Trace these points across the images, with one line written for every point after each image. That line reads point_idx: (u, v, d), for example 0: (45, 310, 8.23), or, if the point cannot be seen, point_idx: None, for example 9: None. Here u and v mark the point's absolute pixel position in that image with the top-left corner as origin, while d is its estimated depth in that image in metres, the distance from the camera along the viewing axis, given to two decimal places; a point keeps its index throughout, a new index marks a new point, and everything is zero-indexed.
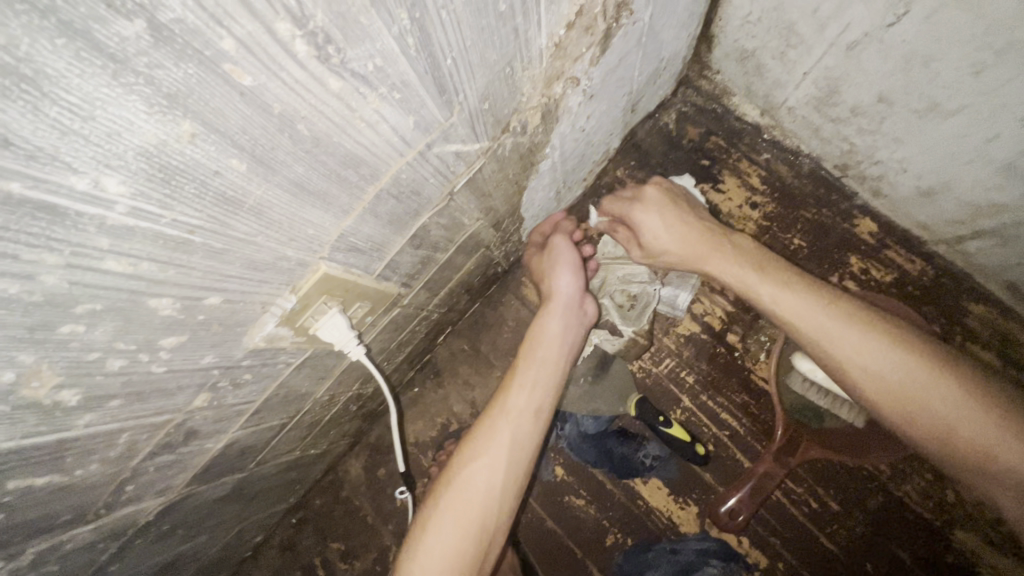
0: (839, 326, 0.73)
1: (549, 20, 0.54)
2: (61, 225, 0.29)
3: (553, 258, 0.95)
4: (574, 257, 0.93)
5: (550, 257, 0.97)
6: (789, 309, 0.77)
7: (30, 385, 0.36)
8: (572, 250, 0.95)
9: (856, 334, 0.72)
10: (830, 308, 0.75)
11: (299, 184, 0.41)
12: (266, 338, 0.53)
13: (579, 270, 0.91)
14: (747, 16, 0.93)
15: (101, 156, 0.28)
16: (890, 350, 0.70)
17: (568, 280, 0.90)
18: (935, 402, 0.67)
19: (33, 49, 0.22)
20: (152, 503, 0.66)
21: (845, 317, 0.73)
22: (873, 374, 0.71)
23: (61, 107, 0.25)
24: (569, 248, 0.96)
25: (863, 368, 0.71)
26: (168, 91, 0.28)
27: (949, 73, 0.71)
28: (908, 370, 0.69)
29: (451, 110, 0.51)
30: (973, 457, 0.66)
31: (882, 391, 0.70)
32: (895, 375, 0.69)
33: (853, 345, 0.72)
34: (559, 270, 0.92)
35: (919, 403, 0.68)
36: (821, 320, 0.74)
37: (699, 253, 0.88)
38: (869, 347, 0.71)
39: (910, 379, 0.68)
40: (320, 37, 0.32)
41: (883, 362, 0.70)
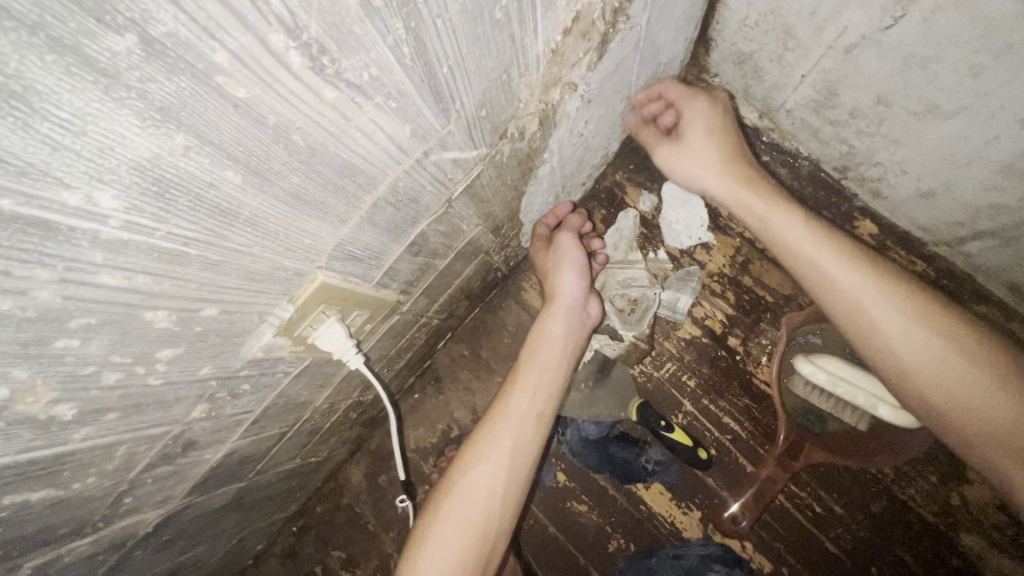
0: (869, 281, 0.69)
1: (546, 27, 0.54)
2: (53, 241, 0.29)
3: (558, 257, 0.96)
4: (580, 258, 0.94)
5: (554, 257, 0.97)
6: (817, 264, 0.73)
7: (24, 401, 0.35)
8: (579, 249, 0.96)
9: (882, 292, 0.67)
10: (860, 262, 0.70)
11: (295, 194, 0.41)
12: (265, 347, 0.53)
13: (583, 272, 0.93)
14: (745, 19, 0.93)
15: (94, 171, 0.28)
16: (916, 310, 0.66)
17: (572, 283, 0.91)
18: (964, 367, 0.62)
19: (22, 66, 0.22)
20: (151, 514, 0.66)
21: (874, 273, 0.69)
22: (900, 335, 0.66)
23: (51, 122, 0.24)
24: (575, 248, 0.96)
25: (891, 329, 0.66)
26: (161, 105, 0.28)
27: (948, 75, 0.71)
28: (937, 330, 0.64)
29: (448, 118, 0.50)
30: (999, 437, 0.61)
31: (911, 353, 0.65)
32: (922, 336, 0.65)
33: (879, 303, 0.67)
34: (563, 271, 0.93)
35: (945, 367, 0.63)
36: (848, 276, 0.70)
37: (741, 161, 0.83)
38: (897, 305, 0.66)
39: (940, 339, 0.64)
40: (314, 47, 0.32)
41: (910, 322, 0.65)
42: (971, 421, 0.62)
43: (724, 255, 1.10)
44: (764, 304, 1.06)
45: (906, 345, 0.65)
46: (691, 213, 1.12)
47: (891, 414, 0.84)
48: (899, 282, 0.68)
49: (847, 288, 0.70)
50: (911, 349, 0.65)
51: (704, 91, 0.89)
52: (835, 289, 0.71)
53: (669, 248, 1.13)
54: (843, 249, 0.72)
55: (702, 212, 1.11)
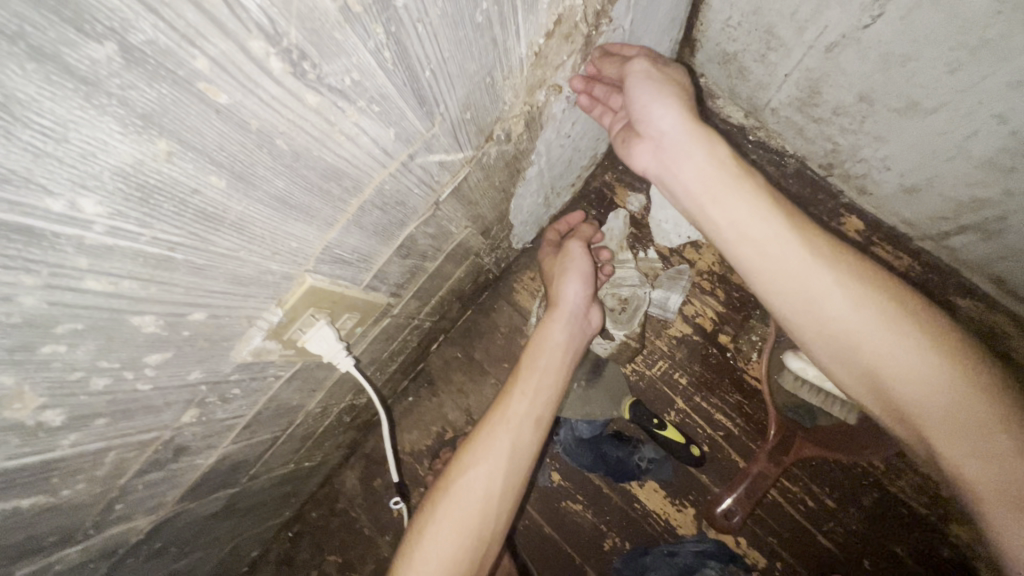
0: (818, 252, 0.59)
1: (529, 30, 0.55)
2: (38, 247, 0.29)
3: (565, 263, 0.97)
4: (586, 267, 0.95)
5: (562, 262, 0.99)
6: (757, 229, 0.61)
7: (11, 407, 0.36)
8: (587, 259, 0.97)
9: (831, 265, 0.58)
10: (808, 230, 0.60)
11: (279, 198, 0.41)
12: (254, 352, 0.53)
13: (587, 281, 0.94)
14: (728, 20, 0.94)
15: (77, 178, 0.28)
16: (869, 287, 0.57)
17: (579, 289, 0.92)
18: (924, 353, 0.53)
19: (2, 75, 0.22)
20: (143, 521, 0.66)
21: (825, 245, 0.60)
22: (849, 313, 0.57)
23: (33, 130, 0.25)
24: (584, 256, 0.97)
25: (840, 307, 0.57)
26: (143, 111, 0.28)
27: (926, 72, 0.72)
28: (892, 310, 0.55)
29: (433, 121, 0.51)
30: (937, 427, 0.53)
31: (861, 334, 0.56)
32: (869, 310, 0.56)
33: (825, 276, 0.58)
34: (569, 277, 0.94)
35: (901, 353, 0.54)
36: (794, 243, 0.59)
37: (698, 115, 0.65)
38: (846, 282, 0.57)
39: (895, 320, 0.55)
40: (295, 53, 0.33)
41: (860, 300, 0.56)
42: (928, 414, 0.53)
43: (713, 253, 1.12)
44: (753, 301, 1.08)
45: (856, 323, 0.56)
46: None
47: None
48: (849, 255, 0.60)
49: (800, 258, 0.59)
50: (862, 328, 0.56)
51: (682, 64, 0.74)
52: (776, 261, 0.60)
53: (658, 247, 1.15)
54: (789, 214, 0.61)
55: None
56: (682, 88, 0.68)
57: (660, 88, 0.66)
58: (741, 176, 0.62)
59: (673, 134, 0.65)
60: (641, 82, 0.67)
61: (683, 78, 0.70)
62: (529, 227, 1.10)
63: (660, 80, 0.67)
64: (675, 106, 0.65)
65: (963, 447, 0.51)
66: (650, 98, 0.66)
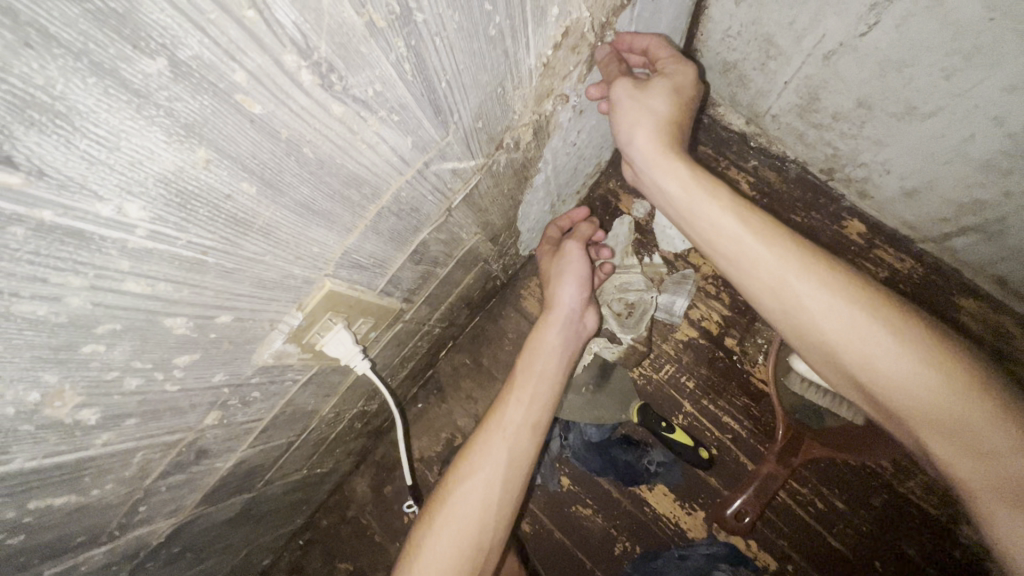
0: (791, 263, 0.61)
1: (537, 43, 0.57)
2: (86, 249, 0.31)
3: (562, 265, 0.97)
4: (583, 269, 0.95)
5: (559, 262, 0.98)
6: (729, 241, 0.65)
7: (52, 405, 0.37)
8: (584, 260, 0.97)
9: (804, 271, 0.60)
10: (782, 242, 0.62)
11: (304, 205, 0.43)
12: (275, 354, 0.55)
13: (583, 284, 0.94)
14: (727, 30, 0.96)
15: (124, 184, 0.30)
16: (843, 289, 0.58)
17: (573, 292, 0.93)
18: (898, 352, 0.54)
19: (67, 88, 0.24)
20: (164, 523, 0.67)
21: (799, 254, 0.61)
22: (825, 320, 0.58)
23: (90, 139, 0.27)
24: (581, 257, 0.97)
25: (815, 311, 0.59)
26: (186, 121, 0.30)
27: (922, 77, 0.74)
28: (869, 314, 0.56)
29: (447, 130, 0.53)
30: (924, 425, 0.54)
31: (839, 341, 0.58)
32: (844, 314, 0.57)
33: (799, 283, 0.60)
34: (565, 279, 0.94)
35: (880, 358, 0.55)
36: (766, 253, 0.62)
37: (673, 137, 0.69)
38: (821, 287, 0.59)
39: (873, 325, 0.56)
40: (324, 66, 0.35)
41: (836, 305, 0.58)
42: (914, 413, 0.54)
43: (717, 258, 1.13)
44: None
45: (833, 329, 0.58)
46: None
47: None
48: (826, 263, 0.61)
49: (773, 271, 0.62)
50: (838, 334, 0.57)
51: (693, 66, 0.71)
52: (753, 273, 0.63)
53: (663, 253, 1.16)
54: (763, 228, 0.64)
55: None
56: (659, 114, 0.68)
57: (637, 113, 0.69)
58: (713, 192, 0.66)
59: (640, 160, 0.71)
60: (622, 105, 0.70)
61: (669, 96, 0.69)
62: (536, 234, 1.12)
63: (639, 103, 0.68)
64: (648, 132, 0.69)
65: (950, 443, 0.52)
66: (624, 122, 0.70)
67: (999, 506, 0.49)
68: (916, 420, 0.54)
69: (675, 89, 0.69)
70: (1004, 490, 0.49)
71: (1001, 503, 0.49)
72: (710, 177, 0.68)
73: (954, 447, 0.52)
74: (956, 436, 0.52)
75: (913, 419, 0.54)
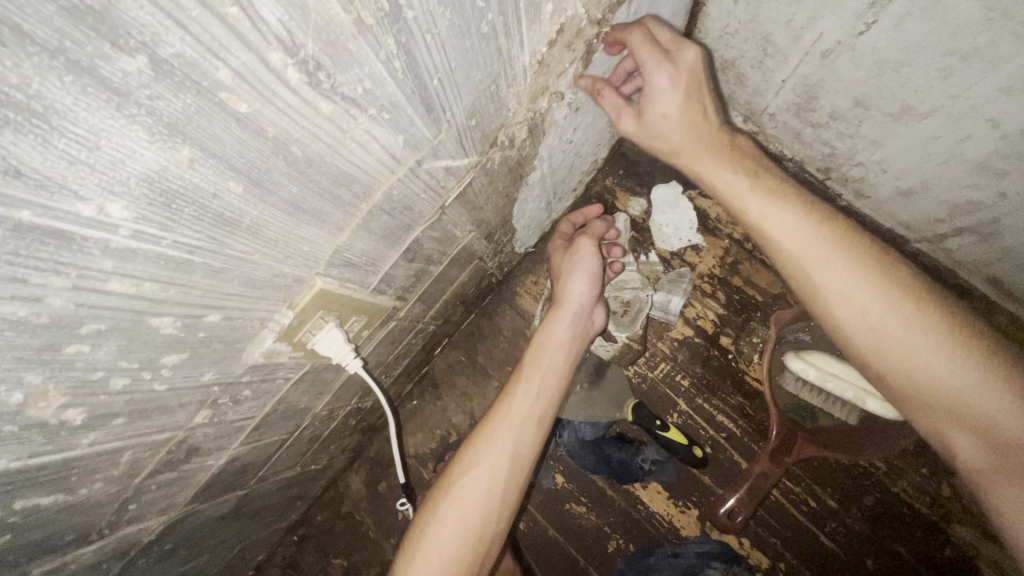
0: (816, 250, 0.60)
1: (531, 40, 0.56)
2: (67, 249, 0.30)
3: (573, 261, 0.96)
4: (595, 266, 0.93)
5: (570, 259, 0.97)
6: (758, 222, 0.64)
7: (36, 406, 0.37)
8: (596, 257, 0.96)
9: (836, 253, 0.59)
10: (807, 227, 0.61)
11: (294, 204, 0.43)
12: (265, 353, 0.55)
13: (594, 281, 0.93)
14: (725, 27, 0.95)
15: (106, 184, 0.29)
16: (872, 274, 0.58)
17: (584, 289, 0.91)
18: (921, 339, 0.55)
19: (43, 87, 0.24)
20: (154, 522, 0.67)
21: (826, 237, 0.60)
22: (843, 306, 0.59)
23: (68, 138, 0.26)
24: (593, 254, 0.96)
25: (840, 295, 0.59)
26: (169, 120, 0.30)
27: (919, 77, 0.74)
28: (892, 302, 0.56)
29: (439, 128, 0.53)
30: (936, 407, 0.56)
31: (861, 329, 0.58)
32: (872, 299, 0.57)
33: (828, 265, 0.59)
34: (575, 275, 0.93)
35: (902, 347, 0.56)
36: (797, 235, 0.61)
37: (693, 142, 0.68)
38: (850, 271, 0.58)
39: (896, 314, 0.56)
40: (311, 64, 0.34)
41: (863, 291, 0.58)
42: (928, 396, 0.56)
43: (714, 257, 1.13)
44: (754, 304, 1.09)
45: (852, 315, 0.58)
46: (680, 216, 1.15)
47: (879, 408, 0.85)
48: (851, 246, 0.60)
49: (795, 258, 0.61)
50: (858, 320, 0.58)
51: (663, 60, 0.65)
52: (781, 253, 0.63)
53: (659, 251, 1.16)
54: (793, 208, 0.63)
55: (691, 217, 1.15)
56: (668, 146, 0.70)
57: (655, 143, 0.71)
58: (746, 176, 0.66)
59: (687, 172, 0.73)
60: (640, 139, 0.73)
61: (666, 119, 0.68)
62: (533, 231, 1.11)
63: (648, 134, 0.71)
64: (675, 157, 0.71)
65: (961, 425, 0.55)
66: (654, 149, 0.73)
67: (1002, 486, 0.53)
68: (929, 402, 0.56)
69: (664, 116, 0.68)
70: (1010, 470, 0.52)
71: (1004, 487, 0.52)
72: (737, 163, 0.66)
73: (964, 428, 0.55)
74: (969, 418, 0.54)
75: (926, 400, 0.56)
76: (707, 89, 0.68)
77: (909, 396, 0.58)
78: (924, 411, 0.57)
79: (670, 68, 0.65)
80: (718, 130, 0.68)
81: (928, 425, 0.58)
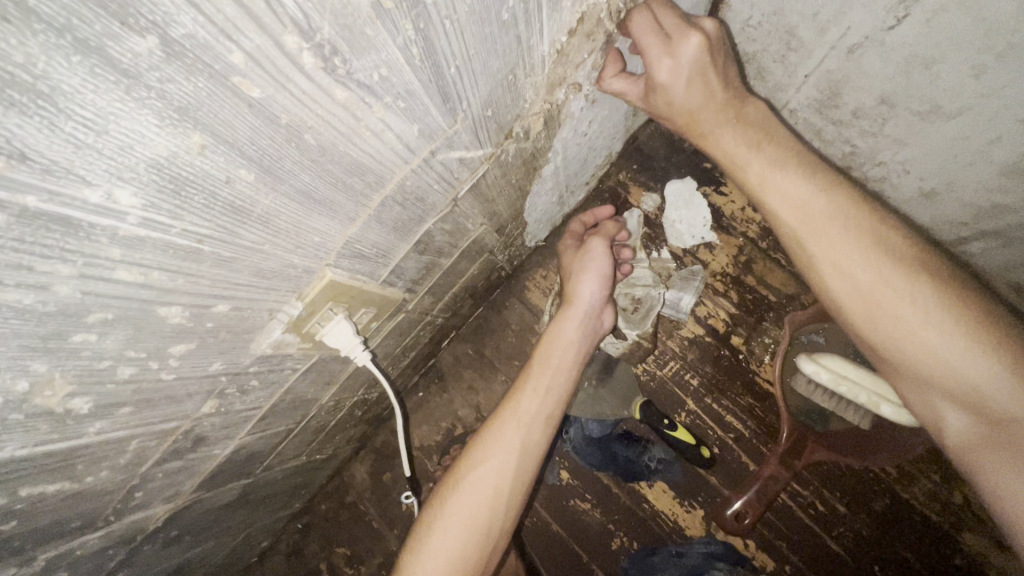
0: (814, 223, 0.60)
1: (551, 28, 0.54)
2: (74, 237, 0.30)
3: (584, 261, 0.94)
4: (606, 266, 0.92)
5: (581, 259, 0.96)
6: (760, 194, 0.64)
7: (43, 394, 0.36)
8: (608, 258, 0.94)
9: (833, 223, 0.59)
10: (809, 198, 0.61)
11: (305, 193, 0.42)
12: (273, 344, 0.54)
13: (605, 281, 0.91)
14: (748, 20, 0.93)
15: (114, 169, 0.28)
16: (871, 246, 0.57)
17: (595, 288, 0.90)
18: (913, 312, 0.54)
19: (49, 67, 0.23)
20: (160, 509, 0.66)
21: (826, 208, 0.60)
22: (839, 275, 0.59)
23: (75, 121, 0.25)
24: (604, 255, 0.94)
25: (836, 264, 0.59)
26: (179, 105, 0.29)
27: (950, 75, 0.71)
28: (890, 275, 0.55)
29: (455, 118, 0.51)
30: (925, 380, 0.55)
31: (858, 303, 0.58)
32: (868, 271, 0.57)
33: (825, 234, 0.59)
34: (586, 275, 0.91)
35: (896, 319, 0.55)
36: (794, 205, 0.61)
37: (698, 120, 0.67)
38: (847, 241, 0.58)
39: (889, 287, 0.55)
40: (327, 48, 0.33)
41: (861, 262, 0.57)
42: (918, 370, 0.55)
43: (727, 255, 1.11)
44: (767, 304, 1.08)
45: (847, 284, 0.59)
46: (694, 213, 1.14)
47: (892, 413, 0.85)
48: (853, 217, 0.59)
49: (795, 230, 0.62)
50: (852, 290, 0.58)
51: (660, 58, 0.62)
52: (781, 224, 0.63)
53: (672, 248, 1.14)
54: (798, 178, 0.62)
55: (706, 214, 1.13)
56: (677, 124, 0.70)
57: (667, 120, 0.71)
58: (753, 149, 0.64)
59: None
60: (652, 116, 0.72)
61: (670, 106, 0.67)
62: (544, 225, 1.10)
63: (656, 112, 0.70)
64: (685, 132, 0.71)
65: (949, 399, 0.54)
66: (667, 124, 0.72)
67: (992, 464, 0.51)
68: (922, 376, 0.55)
69: (668, 104, 0.67)
70: (998, 444, 0.51)
71: (991, 462, 0.51)
72: (747, 132, 0.65)
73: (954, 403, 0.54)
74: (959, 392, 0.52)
75: (918, 374, 0.55)
76: (715, 73, 0.62)
77: (903, 369, 0.57)
78: (916, 385, 0.56)
79: (672, 62, 0.61)
80: (728, 106, 0.65)
81: (922, 401, 0.57)
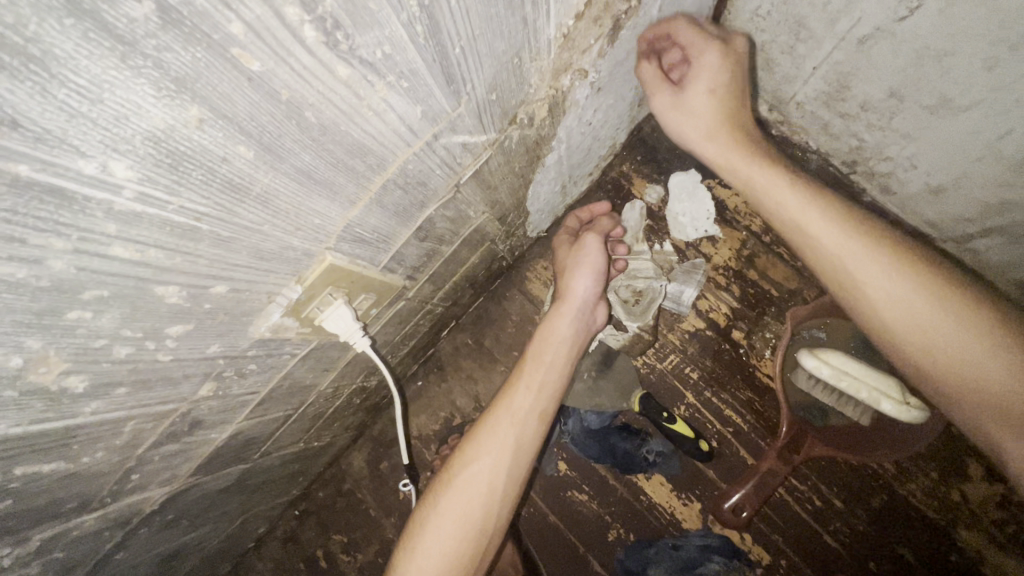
0: (849, 242, 0.61)
1: (558, 11, 0.53)
2: (68, 210, 0.29)
3: (578, 256, 0.94)
4: (599, 260, 0.92)
5: (575, 254, 0.95)
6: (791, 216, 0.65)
7: (37, 371, 0.36)
8: (601, 252, 0.94)
9: (866, 243, 0.60)
10: (839, 219, 0.62)
11: (305, 173, 0.41)
12: (272, 327, 0.53)
13: (600, 276, 0.91)
14: (757, 9, 0.92)
15: (109, 140, 0.28)
16: (907, 265, 0.58)
17: (589, 284, 0.90)
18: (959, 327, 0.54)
19: (41, 29, 0.22)
20: (156, 492, 0.66)
21: (857, 229, 0.61)
22: (878, 293, 0.58)
23: (69, 88, 0.24)
24: (598, 250, 0.94)
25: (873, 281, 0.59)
26: (176, 75, 0.28)
27: (962, 68, 0.70)
28: (931, 291, 0.56)
29: (459, 101, 0.50)
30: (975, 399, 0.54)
31: (896, 317, 0.57)
32: (907, 288, 0.57)
33: (860, 253, 0.60)
34: (580, 270, 0.91)
35: (936, 334, 0.55)
36: (827, 226, 0.62)
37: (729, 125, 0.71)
38: (883, 260, 0.59)
39: (932, 303, 0.55)
40: (329, 22, 0.32)
41: (899, 279, 0.57)
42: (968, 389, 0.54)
43: (730, 248, 1.11)
44: (769, 298, 1.07)
45: (887, 302, 0.58)
46: (697, 206, 1.12)
47: (892, 410, 0.83)
48: (885, 239, 0.60)
49: (817, 241, 0.63)
50: (894, 307, 0.57)
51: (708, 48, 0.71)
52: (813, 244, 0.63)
53: (675, 241, 1.14)
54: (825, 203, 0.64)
55: (709, 207, 1.12)
56: (698, 129, 0.72)
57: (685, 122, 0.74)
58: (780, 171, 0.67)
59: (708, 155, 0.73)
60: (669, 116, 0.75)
61: (708, 95, 0.71)
62: (546, 215, 1.09)
63: (681, 114, 0.74)
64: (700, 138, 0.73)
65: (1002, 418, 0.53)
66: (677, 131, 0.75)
67: None
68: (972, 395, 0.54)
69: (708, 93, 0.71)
70: None
71: None
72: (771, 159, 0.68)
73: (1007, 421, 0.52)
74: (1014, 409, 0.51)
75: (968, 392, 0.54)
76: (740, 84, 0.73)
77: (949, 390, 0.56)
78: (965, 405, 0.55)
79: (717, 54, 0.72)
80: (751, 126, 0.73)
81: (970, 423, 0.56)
